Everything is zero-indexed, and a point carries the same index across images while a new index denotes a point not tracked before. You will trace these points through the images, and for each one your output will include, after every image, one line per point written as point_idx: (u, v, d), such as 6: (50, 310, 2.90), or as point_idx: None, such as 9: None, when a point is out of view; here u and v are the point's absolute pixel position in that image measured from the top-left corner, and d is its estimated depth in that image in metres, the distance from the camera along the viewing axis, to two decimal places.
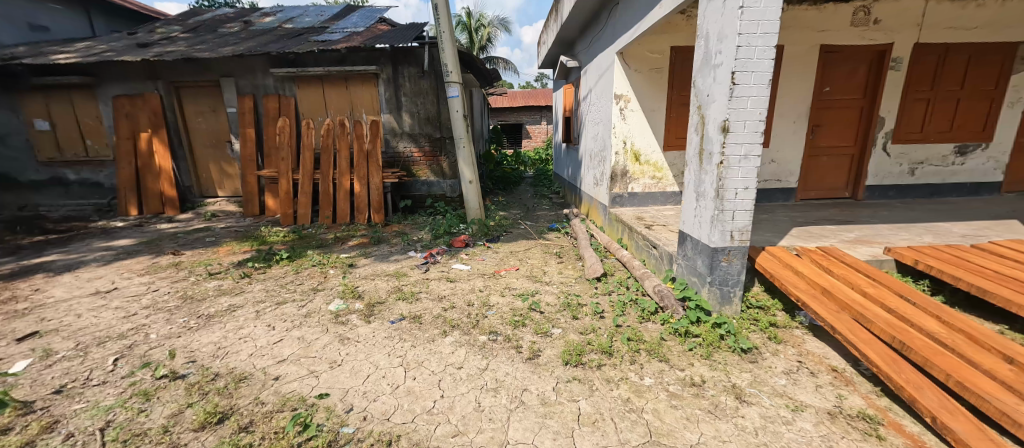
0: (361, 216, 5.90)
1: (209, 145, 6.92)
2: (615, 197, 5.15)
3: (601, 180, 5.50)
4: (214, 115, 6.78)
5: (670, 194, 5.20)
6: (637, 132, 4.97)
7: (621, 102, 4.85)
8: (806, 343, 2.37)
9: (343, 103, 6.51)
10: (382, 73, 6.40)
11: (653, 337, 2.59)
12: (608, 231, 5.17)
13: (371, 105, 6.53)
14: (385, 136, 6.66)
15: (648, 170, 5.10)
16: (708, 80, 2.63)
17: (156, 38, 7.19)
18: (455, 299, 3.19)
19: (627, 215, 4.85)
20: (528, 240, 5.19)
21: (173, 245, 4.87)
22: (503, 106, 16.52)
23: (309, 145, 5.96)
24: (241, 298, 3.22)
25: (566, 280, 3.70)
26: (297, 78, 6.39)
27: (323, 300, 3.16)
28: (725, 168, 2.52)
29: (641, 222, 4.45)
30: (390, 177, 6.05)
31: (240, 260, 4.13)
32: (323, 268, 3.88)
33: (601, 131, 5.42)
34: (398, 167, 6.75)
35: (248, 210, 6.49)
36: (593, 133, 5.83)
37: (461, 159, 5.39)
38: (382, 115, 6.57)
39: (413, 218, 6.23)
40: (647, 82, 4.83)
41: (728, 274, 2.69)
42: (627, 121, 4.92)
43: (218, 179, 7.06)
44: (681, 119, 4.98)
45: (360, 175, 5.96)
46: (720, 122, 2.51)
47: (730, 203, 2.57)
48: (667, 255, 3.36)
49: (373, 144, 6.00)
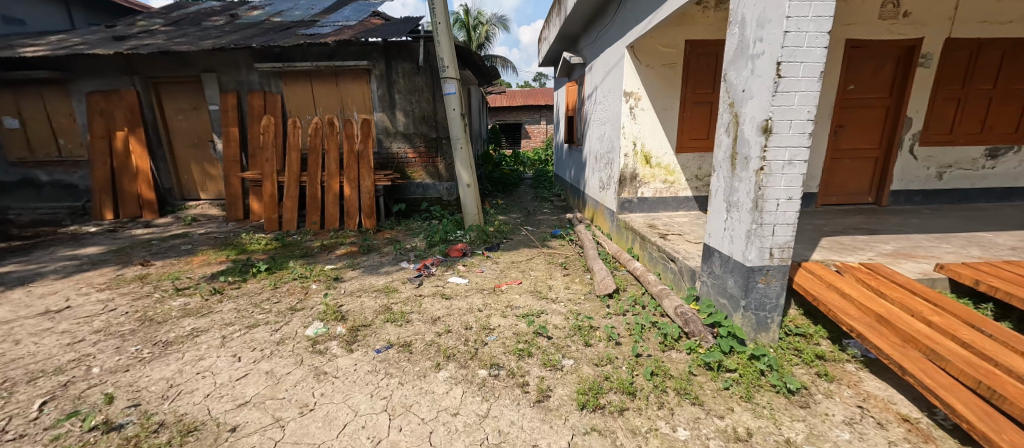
0: (351, 221, 5.51)
1: (190, 145, 6.51)
2: (623, 202, 4.79)
3: (608, 183, 5.14)
4: (196, 113, 6.38)
5: (683, 199, 4.84)
6: (647, 132, 4.61)
7: (631, 100, 4.50)
8: (863, 382, 2.02)
9: (333, 101, 6.13)
10: (374, 69, 6.02)
11: (681, 371, 2.23)
12: (616, 239, 4.81)
13: (363, 103, 6.15)
14: (378, 136, 6.27)
15: (659, 173, 4.74)
16: (743, 73, 2.28)
17: (135, 31, 6.77)
18: (451, 321, 2.82)
19: (637, 222, 4.49)
20: (531, 248, 4.81)
21: (145, 254, 4.48)
22: (502, 106, 16.13)
23: (296, 145, 5.56)
24: (206, 320, 2.84)
25: (574, 297, 3.34)
26: (283, 74, 6.00)
27: (301, 323, 2.78)
28: (765, 174, 2.16)
29: (654, 231, 4.08)
30: (382, 179, 5.66)
31: (214, 272, 3.74)
32: (305, 282, 3.50)
33: (608, 132, 5.07)
34: (391, 168, 6.37)
35: (231, 214, 6.09)
36: (600, 134, 5.48)
37: (458, 161, 5.00)
38: (375, 113, 6.19)
39: (407, 223, 5.85)
40: (659, 78, 4.47)
41: (766, 297, 2.33)
42: (637, 121, 4.56)
43: (200, 181, 6.66)
44: (695, 119, 4.62)
45: (350, 178, 5.56)
46: (759, 120, 2.15)
47: (770, 215, 2.21)
48: (688, 270, 3.01)
49: (364, 144, 5.62)
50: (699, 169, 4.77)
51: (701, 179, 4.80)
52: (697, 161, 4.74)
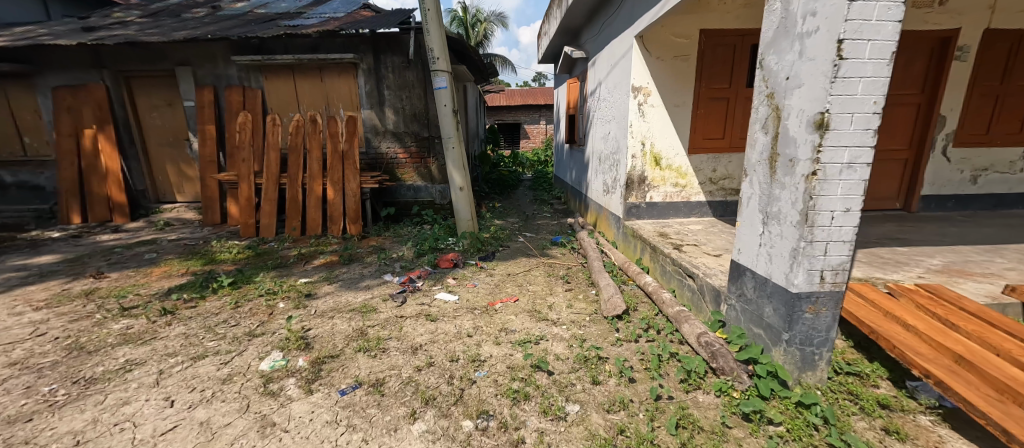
0: (334, 226, 5.09)
1: (165, 144, 6.10)
2: (630, 207, 4.38)
3: (614, 188, 4.72)
4: (171, 110, 5.97)
5: (695, 204, 4.42)
6: (657, 131, 4.20)
7: (639, 96, 4.09)
8: (945, 444, 1.62)
9: (318, 97, 5.71)
10: (361, 63, 5.61)
11: (712, 422, 1.82)
12: (623, 248, 4.39)
13: (349, 100, 5.74)
14: (365, 135, 5.85)
15: (670, 176, 4.33)
16: (788, 56, 1.88)
17: (107, 22, 6.34)
18: (435, 351, 2.40)
19: (646, 229, 4.08)
20: (529, 258, 4.39)
21: (102, 264, 4.05)
22: (501, 105, 15.71)
23: (275, 144, 5.12)
24: (146, 349, 2.42)
25: (578, 318, 2.92)
26: (263, 68, 5.58)
27: (257, 353, 2.35)
28: (819, 180, 1.74)
29: (666, 240, 3.66)
30: (369, 181, 5.23)
31: (171, 287, 3.31)
32: (271, 300, 3.07)
33: (614, 131, 4.67)
34: (380, 170, 5.94)
35: (207, 218, 5.66)
36: (604, 133, 5.08)
37: (450, 163, 4.55)
38: (362, 111, 5.77)
39: (396, 229, 5.43)
40: (671, 72, 4.06)
41: (813, 330, 1.92)
42: (646, 119, 4.16)
43: (176, 182, 6.24)
44: (709, 116, 4.21)
45: (334, 180, 5.13)
46: (812, 114, 1.74)
47: (822, 231, 1.79)
48: (711, 289, 2.60)
49: (349, 143, 5.19)
50: (713, 171, 4.34)
51: (716, 183, 4.38)
52: (712, 162, 4.32)
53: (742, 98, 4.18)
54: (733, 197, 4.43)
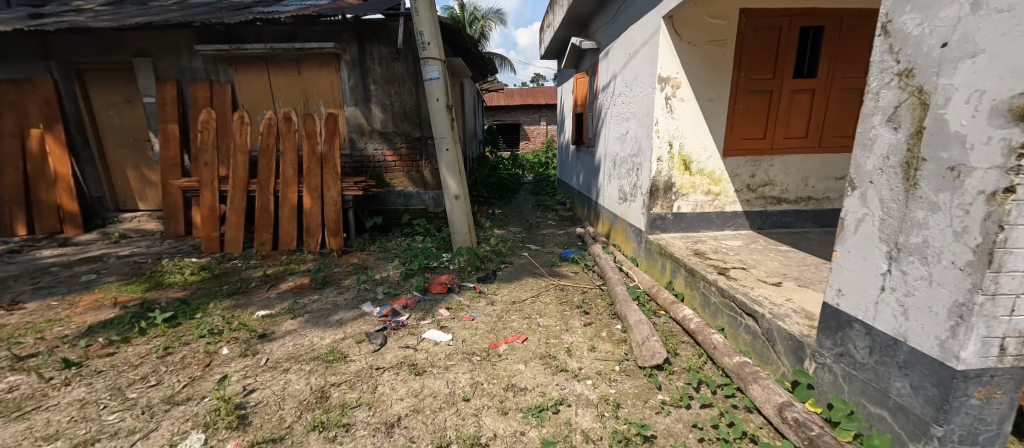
0: (312, 240, 4.42)
1: (126, 146, 5.44)
2: (654, 219, 3.75)
3: (633, 196, 4.08)
4: (130, 107, 5.32)
5: (729, 215, 3.79)
6: (688, 130, 3.57)
7: (666, 88, 3.47)
8: None
9: (295, 92, 5.07)
10: (343, 54, 4.96)
11: None
12: (646, 266, 3.75)
13: (330, 95, 5.08)
14: (350, 135, 5.19)
15: (701, 182, 3.69)
16: (945, 12, 1.25)
17: (62, 9, 5.66)
18: (417, 429, 1.77)
19: (677, 245, 3.44)
20: (537, 279, 3.75)
21: (24, 289, 3.38)
22: (501, 105, 15.09)
23: (242, 145, 4.45)
24: (19, 427, 1.76)
25: (606, 367, 2.28)
26: (233, 59, 4.92)
27: (170, 436, 1.70)
28: (1018, 204, 1.13)
29: (703, 261, 3.03)
30: (351, 188, 4.57)
31: (93, 324, 2.65)
32: (212, 345, 2.41)
33: (634, 131, 4.04)
34: (366, 175, 5.28)
35: (169, 229, 4.99)
36: (620, 133, 4.45)
37: (443, 167, 3.85)
38: (346, 108, 5.12)
39: (383, 241, 4.78)
40: (705, 59, 3.42)
41: (978, 421, 1.31)
42: (674, 115, 3.53)
43: (138, 188, 5.58)
44: (749, 113, 3.57)
45: (311, 187, 4.47)
46: (1006, 99, 1.13)
47: (1012, 280, 1.19)
48: (787, 336, 1.96)
49: (328, 144, 4.54)
50: (752, 177, 3.70)
51: (755, 190, 3.74)
52: (750, 167, 3.68)
53: (787, 91, 3.54)
54: (774, 207, 3.80)
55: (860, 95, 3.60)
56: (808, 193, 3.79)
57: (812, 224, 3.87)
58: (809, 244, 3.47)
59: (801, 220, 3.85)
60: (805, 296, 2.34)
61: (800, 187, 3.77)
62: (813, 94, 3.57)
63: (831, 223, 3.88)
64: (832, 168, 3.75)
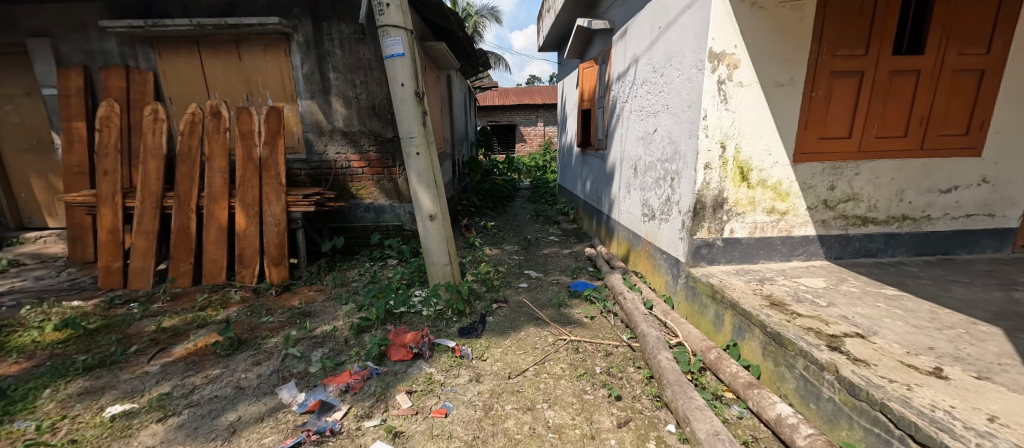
0: (247, 270, 3.40)
1: (27, 149, 4.38)
2: (697, 248, 2.77)
3: (665, 214, 3.10)
4: (31, 101, 4.28)
5: (799, 241, 2.82)
6: (747, 126, 2.60)
7: (720, 68, 2.50)
8: None
9: (236, 82, 4.08)
10: (295, 34, 3.97)
11: None
12: (688, 310, 2.78)
13: (278, 85, 4.08)
14: (304, 135, 4.18)
15: (762, 197, 2.72)
16: None
17: None
18: None
19: (737, 287, 2.46)
20: (540, 329, 2.77)
21: None
22: (495, 104, 14.12)
23: (156, 148, 3.43)
24: None
25: None
26: (156, 40, 3.93)
27: None
28: None
29: (787, 317, 2.05)
30: (300, 202, 3.55)
31: None
32: None
33: (666, 129, 3.07)
34: (326, 185, 4.27)
35: (73, 255, 3.94)
36: (644, 132, 3.49)
37: (413, 176, 2.81)
38: (299, 101, 4.12)
39: (344, 270, 3.77)
40: (774, 28, 2.47)
41: None
42: (730, 106, 2.56)
43: (46, 202, 4.52)
44: (829, 103, 2.61)
45: (246, 202, 3.45)
46: None
47: None
48: None
49: (269, 147, 3.52)
50: (831, 190, 2.74)
51: (833, 207, 2.77)
52: (829, 176, 2.72)
53: (884, 71, 2.58)
54: (857, 229, 2.84)
55: (979, 78, 2.65)
56: (902, 211, 2.83)
57: (906, 253, 2.91)
58: (918, 283, 2.51)
59: (892, 247, 2.89)
60: (1011, 408, 1.36)
61: (892, 203, 2.80)
62: (919, 75, 2.61)
63: (931, 250, 2.92)
64: (935, 177, 2.79)
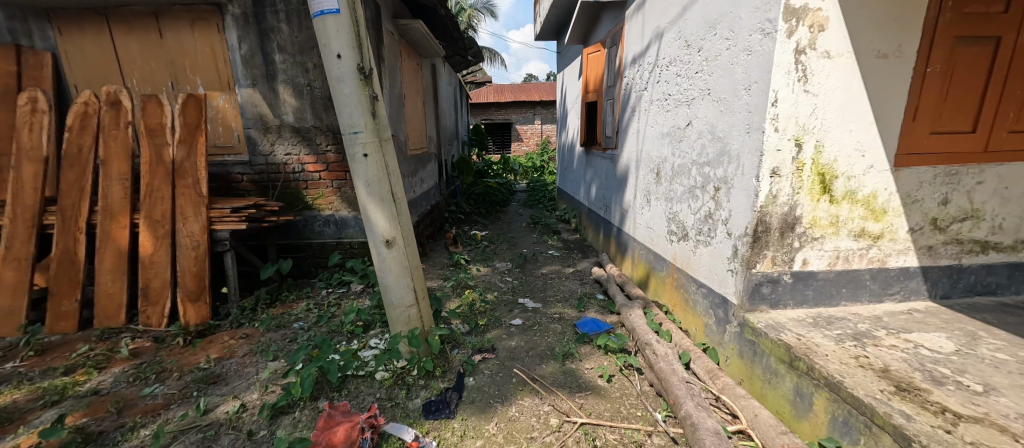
0: (153, 309, 2.59)
1: None
2: (756, 285, 1.99)
3: (704, 236, 2.32)
4: None
5: (896, 275, 2.04)
6: (834, 115, 1.82)
7: (799, 30, 1.72)
8: None
9: (158, 65, 3.27)
10: (230, 5, 3.16)
11: None
12: (742, 371, 2.01)
13: (211, 69, 3.28)
14: (245, 131, 3.37)
15: (850, 215, 1.94)
16: None
17: None
18: None
19: (828, 348, 1.68)
20: (540, 401, 1.99)
21: None
22: (490, 101, 13.34)
23: (35, 150, 2.63)
24: None
25: None
26: (53, 12, 3.13)
27: None
28: None
29: (939, 419, 1.29)
30: (226, 218, 2.73)
31: None
32: None
33: (704, 122, 2.29)
34: (273, 193, 3.46)
35: None
36: (670, 127, 2.71)
37: (360, 187, 2.00)
38: (237, 90, 3.31)
39: (289, 305, 2.97)
40: None
41: None
42: (810, 86, 1.78)
43: None
44: (948, 83, 1.84)
45: (153, 219, 2.64)
46: None
47: None
48: None
49: (186, 147, 2.71)
50: (943, 205, 1.97)
51: (944, 230, 2.00)
52: (942, 185, 1.94)
53: None
54: (973, 259, 2.07)
55: None
56: None
57: None
58: None
59: (1017, 282, 2.12)
60: None
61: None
62: None
63: None
64: None
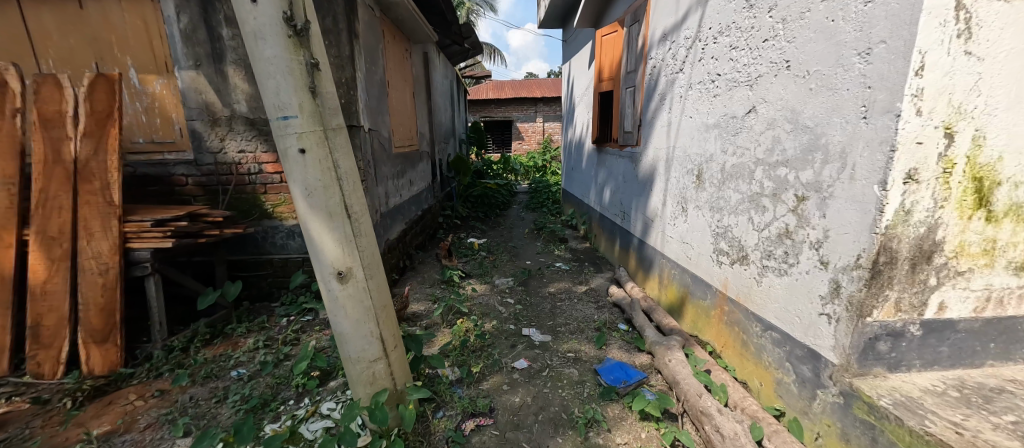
0: (44, 355, 1.96)
1: None
2: (870, 341, 1.38)
3: (779, 261, 1.70)
4: None
5: None
6: (1006, 89, 1.21)
7: None
8: None
9: (79, 42, 2.65)
10: None
11: None
12: None
13: (144, 47, 2.66)
14: (188, 124, 2.75)
15: (1013, 240, 1.33)
16: None
17: None
18: None
19: None
20: None
21: None
22: (490, 97, 12.72)
23: None
24: None
25: None
26: None
27: None
28: None
29: None
30: (145, 234, 2.11)
31: None
32: None
33: (779, 106, 1.68)
34: (223, 200, 2.84)
35: None
36: (720, 117, 2.09)
37: (298, 197, 1.38)
38: (176, 72, 2.69)
39: (236, 341, 2.36)
40: None
41: None
42: (973, 46, 1.17)
43: None
44: None
45: (47, 236, 2.02)
46: None
47: None
48: None
49: (93, 142, 2.10)
50: None
51: None
52: None
53: None
54: None
55: None
56: None
57: None
58: None
59: None
60: None
61: None
62: None
63: None
64: None
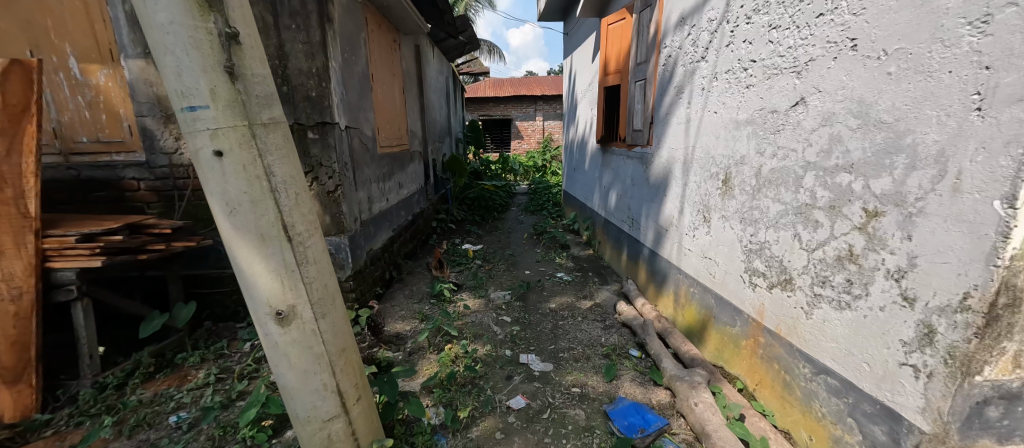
0: None
1: None
2: (979, 405, 1.04)
3: (839, 291, 1.36)
4: None
5: None
6: None
7: None
8: None
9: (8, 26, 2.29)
10: None
11: None
12: None
13: (85, 32, 2.31)
14: (138, 121, 2.41)
15: None
16: None
17: None
18: None
19: None
20: None
21: None
22: (489, 96, 12.37)
23: None
24: None
25: None
26: None
27: None
28: None
29: None
30: (70, 251, 1.78)
31: None
32: None
33: (839, 96, 1.34)
34: (178, 212, 2.53)
35: None
36: (755, 111, 1.75)
37: (218, 214, 1.03)
38: (123, 62, 2.34)
39: (186, 374, 2.03)
40: None
41: None
42: None
43: None
44: None
45: None
46: None
47: None
48: None
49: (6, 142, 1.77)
50: None
51: None
52: None
53: None
54: None
55: None
56: None
57: None
58: None
59: None
60: None
61: None
62: None
63: None
64: None
